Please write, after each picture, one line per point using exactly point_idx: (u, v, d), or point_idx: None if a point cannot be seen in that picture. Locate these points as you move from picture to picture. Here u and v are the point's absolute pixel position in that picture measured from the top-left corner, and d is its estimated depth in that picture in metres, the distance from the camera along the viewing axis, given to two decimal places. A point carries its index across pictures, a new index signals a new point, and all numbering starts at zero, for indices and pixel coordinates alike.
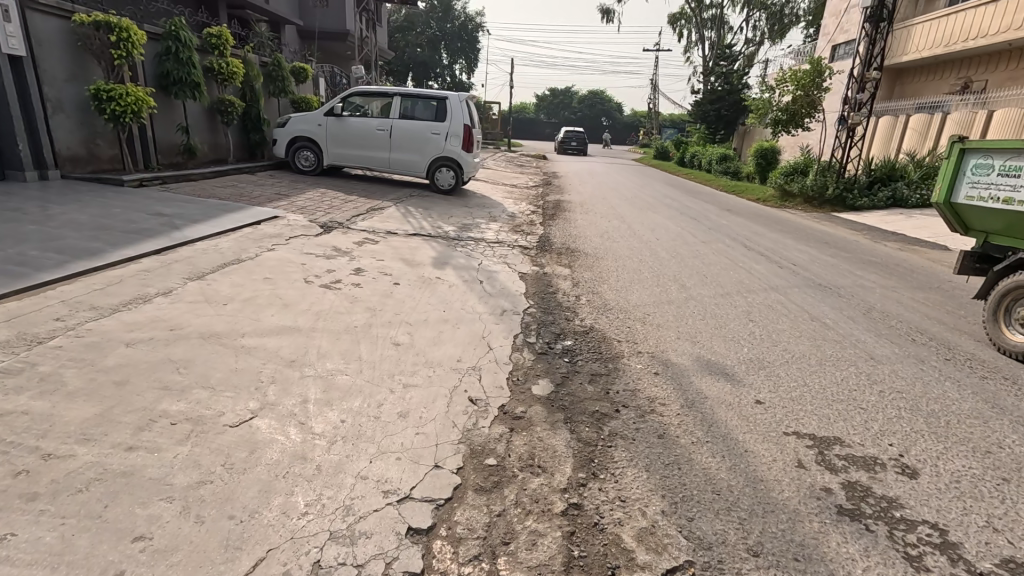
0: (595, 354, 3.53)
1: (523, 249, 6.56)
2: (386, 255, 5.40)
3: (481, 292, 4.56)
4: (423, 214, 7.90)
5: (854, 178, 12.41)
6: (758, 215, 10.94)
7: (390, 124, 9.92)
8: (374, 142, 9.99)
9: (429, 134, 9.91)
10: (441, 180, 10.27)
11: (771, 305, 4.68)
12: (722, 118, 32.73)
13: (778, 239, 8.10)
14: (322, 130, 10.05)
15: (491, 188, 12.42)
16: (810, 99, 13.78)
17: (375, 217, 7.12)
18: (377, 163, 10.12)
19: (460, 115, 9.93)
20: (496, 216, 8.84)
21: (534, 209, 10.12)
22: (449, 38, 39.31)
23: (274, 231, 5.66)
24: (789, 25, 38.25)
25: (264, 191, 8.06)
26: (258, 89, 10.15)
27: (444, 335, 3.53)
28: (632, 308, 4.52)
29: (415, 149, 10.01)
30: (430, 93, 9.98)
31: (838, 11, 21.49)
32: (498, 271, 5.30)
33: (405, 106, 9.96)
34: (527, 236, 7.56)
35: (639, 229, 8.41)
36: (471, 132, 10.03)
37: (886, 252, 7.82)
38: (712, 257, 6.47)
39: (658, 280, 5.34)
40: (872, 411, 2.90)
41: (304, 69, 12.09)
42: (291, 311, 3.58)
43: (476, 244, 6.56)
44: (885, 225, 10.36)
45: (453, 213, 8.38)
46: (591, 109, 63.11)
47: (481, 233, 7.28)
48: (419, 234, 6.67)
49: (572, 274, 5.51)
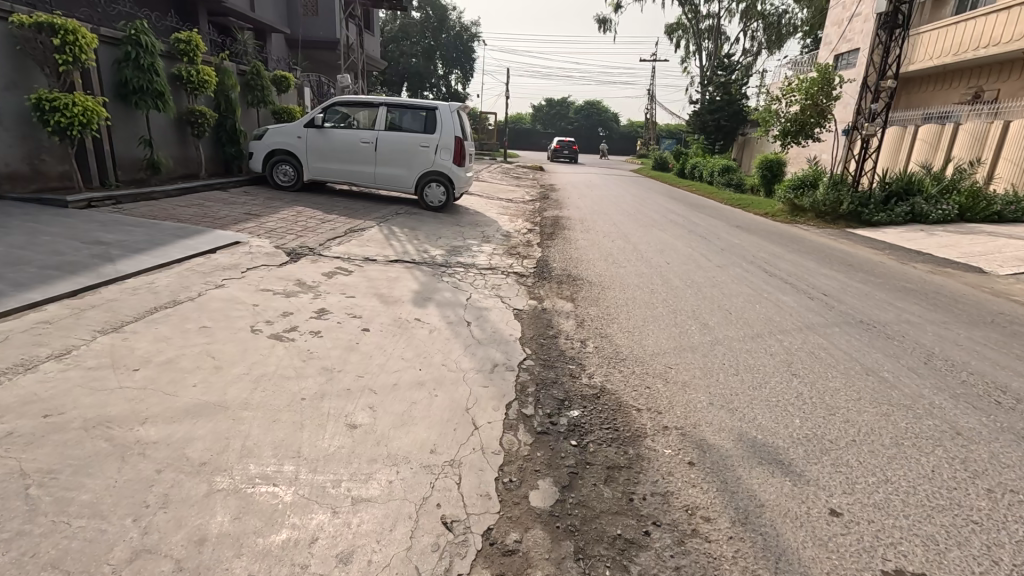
0: (610, 432, 2.77)
1: (518, 276, 5.83)
2: (358, 289, 4.64)
3: (468, 340, 3.79)
4: (408, 236, 7.14)
5: (868, 192, 11.73)
6: (771, 233, 10.26)
7: (376, 136, 9.22)
8: (359, 155, 9.28)
9: (417, 147, 9.22)
10: (430, 197, 9.53)
11: (813, 352, 3.95)
12: (722, 129, 32.23)
13: (799, 262, 7.37)
14: (302, 142, 9.32)
15: (485, 203, 11.68)
16: (818, 108, 13.12)
17: (353, 241, 6.37)
18: (361, 178, 9.40)
19: (450, 127, 9.27)
20: (490, 236, 8.10)
21: (530, 226, 9.42)
22: (444, 48, 38.88)
23: (231, 260, 4.90)
24: (787, 36, 38.01)
25: (233, 210, 7.32)
26: (233, 98, 9.45)
27: (416, 410, 2.76)
28: (648, 358, 3.76)
29: (402, 163, 9.30)
30: (419, 104, 9.31)
31: (841, 20, 21.05)
32: (490, 309, 4.54)
33: (392, 117, 9.29)
34: (523, 260, 6.80)
35: (645, 250, 7.67)
36: (463, 145, 9.34)
37: (919, 276, 7.09)
38: (732, 286, 5.75)
39: (675, 318, 4.59)
40: (991, 529, 2.14)
41: (286, 79, 11.40)
42: (221, 378, 2.81)
43: (465, 272, 5.80)
44: (907, 243, 9.65)
45: (442, 234, 7.63)
46: (587, 120, 62.84)
47: (471, 258, 6.51)
48: (401, 261, 5.89)
49: (575, 310, 4.77)
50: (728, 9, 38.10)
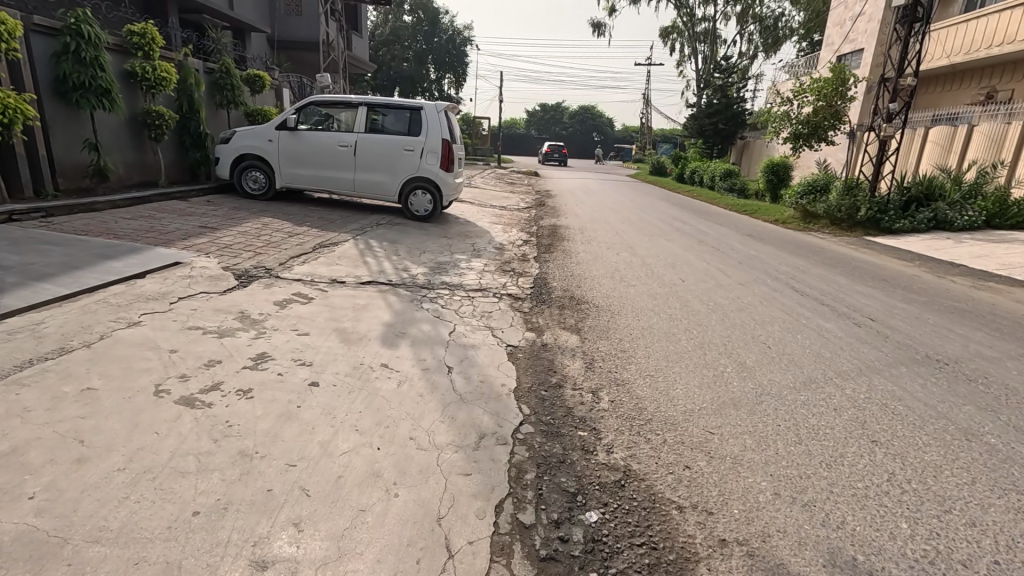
0: (645, 556, 1.91)
1: (512, 300, 4.98)
2: (316, 324, 3.76)
3: (446, 396, 2.93)
4: (387, 252, 6.28)
5: (886, 198, 10.98)
6: (786, 243, 9.47)
7: (356, 139, 8.38)
8: (337, 160, 8.42)
9: (401, 151, 8.39)
10: (415, 205, 8.68)
11: (886, 405, 3.11)
12: (720, 132, 31.58)
13: (828, 278, 6.55)
14: (273, 146, 8.45)
15: (476, 211, 10.83)
16: (833, 111, 12.46)
17: (321, 258, 5.50)
18: (340, 185, 8.55)
19: (437, 128, 8.45)
20: (481, 249, 7.24)
21: (526, 237, 8.58)
22: (436, 52, 38.23)
23: (163, 287, 4.03)
24: (783, 38, 37.52)
25: (188, 222, 6.45)
26: (197, 98, 8.59)
27: (363, 526, 1.89)
28: (679, 418, 2.91)
29: (385, 168, 8.46)
30: (403, 104, 8.47)
31: (843, 20, 20.46)
32: (476, 348, 3.68)
33: (374, 119, 8.46)
34: (517, 277, 5.95)
35: (655, 264, 6.84)
36: (451, 148, 8.52)
37: (964, 293, 6.28)
38: (762, 310, 4.92)
39: (705, 357, 3.75)
40: None
41: (261, 77, 10.54)
42: (80, 481, 1.93)
43: (449, 295, 4.93)
44: (936, 252, 8.87)
45: (427, 248, 6.77)
46: (582, 125, 62.36)
47: (458, 277, 5.65)
48: (376, 282, 5.04)
49: (581, 345, 3.93)
50: (724, 12, 37.61)
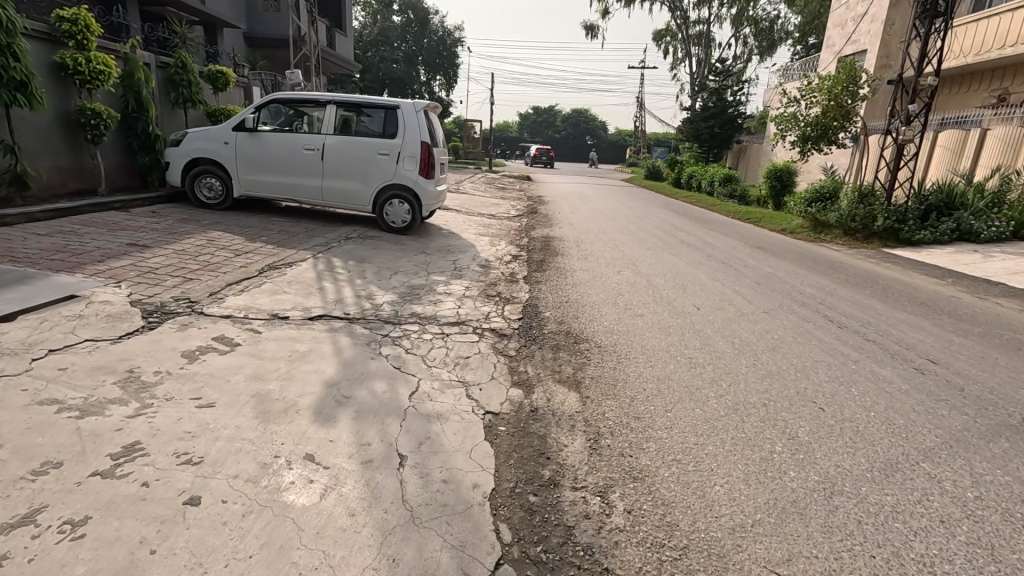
0: None
1: (496, 339, 4.08)
2: (229, 387, 2.83)
3: (389, 517, 2.02)
4: (350, 274, 5.36)
5: (904, 206, 10.18)
6: (801, 257, 8.64)
7: (325, 141, 7.46)
8: (303, 165, 7.50)
9: (374, 155, 7.48)
10: (391, 216, 7.75)
11: (1010, 515, 2.23)
12: (716, 136, 30.91)
13: (860, 301, 5.71)
14: (230, 149, 7.49)
15: (462, 221, 9.92)
16: (843, 109, 11.56)
17: (266, 285, 4.57)
18: (307, 193, 7.61)
19: (415, 129, 7.55)
20: (463, 268, 6.33)
21: (516, 252, 7.69)
22: (426, 53, 37.31)
23: (36, 333, 3.10)
24: (778, 41, 36.94)
25: (116, 238, 5.49)
26: (145, 95, 7.62)
27: None
28: (728, 547, 2.01)
29: (357, 174, 7.54)
30: (378, 102, 7.57)
31: (845, 21, 19.84)
32: (442, 421, 2.76)
33: (345, 119, 7.57)
34: (502, 305, 5.05)
35: (663, 285, 5.96)
36: (432, 152, 7.62)
37: (1019, 320, 5.44)
38: (799, 351, 4.05)
39: (745, 431, 2.85)
40: None
41: (225, 74, 9.56)
42: None
43: (418, 333, 4.01)
44: (966, 267, 8.06)
45: (400, 268, 5.84)
46: (575, 128, 61.70)
47: (432, 307, 4.72)
48: (329, 317, 4.11)
49: (582, 409, 3.04)
50: (718, 14, 37.00)
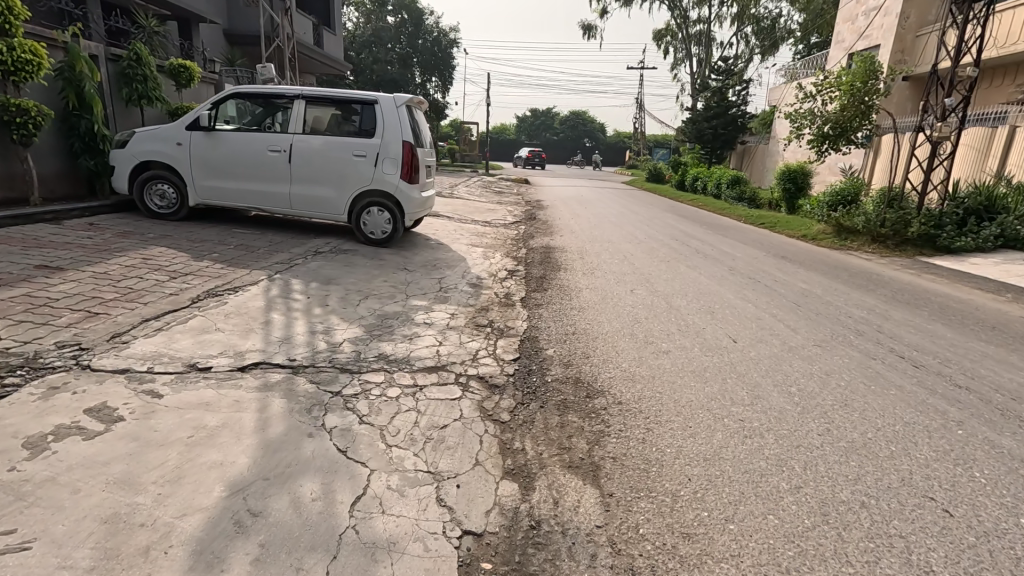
0: None
1: (485, 393, 3.14)
2: (74, 504, 1.87)
3: None
4: (310, 300, 4.42)
5: (939, 211, 9.27)
6: (832, 268, 7.71)
7: (293, 142, 6.52)
8: (268, 169, 6.55)
9: (349, 157, 6.55)
10: (370, 226, 6.80)
11: None
12: (719, 137, 30.05)
13: (925, 328, 4.77)
14: (184, 151, 6.55)
15: (454, 230, 8.98)
16: (863, 106, 10.42)
17: (195, 319, 3.62)
18: (273, 201, 6.66)
19: (396, 127, 6.61)
20: (450, 288, 5.39)
21: (512, 266, 6.75)
22: (420, 54, 36.48)
23: None
24: (780, 40, 36.09)
25: (26, 257, 4.53)
26: (88, 90, 6.70)
27: None
28: None
29: (330, 179, 6.60)
30: (352, 97, 6.64)
31: (855, 17, 19.03)
32: (394, 557, 1.80)
33: (315, 116, 6.64)
34: (493, 339, 4.10)
35: (686, 309, 5.02)
36: (415, 153, 6.69)
37: None
38: (879, 407, 3.10)
39: (852, 563, 1.90)
40: None
41: (189, 68, 8.61)
42: None
43: (382, 388, 3.06)
44: (1021, 278, 7.14)
45: (373, 291, 4.90)
46: (573, 130, 60.90)
47: (406, 345, 3.78)
48: (266, 365, 3.17)
49: (605, 520, 2.09)
50: (719, 13, 36.25)
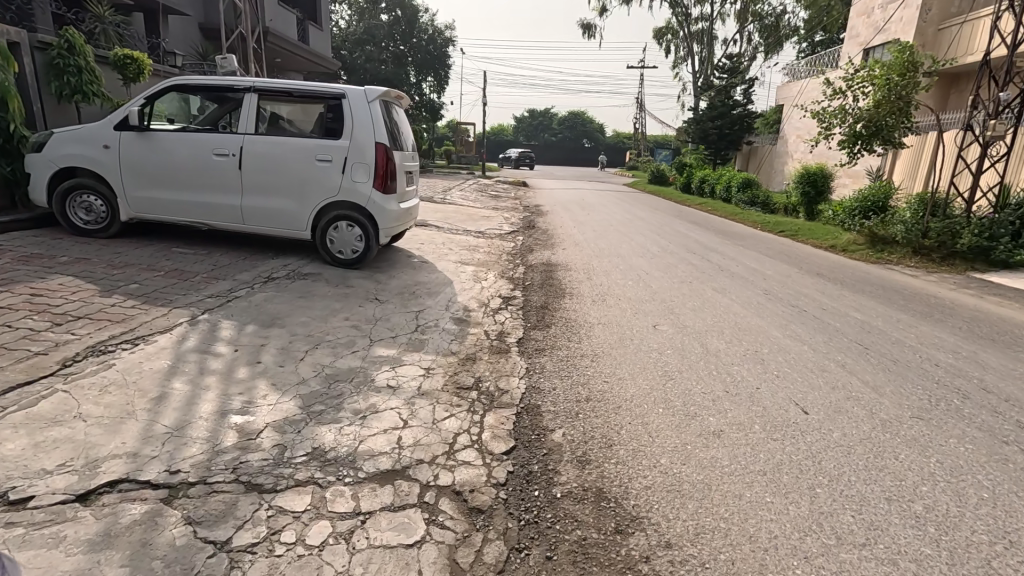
0: None
1: (465, 528, 2.07)
2: None
3: None
4: (238, 354, 3.33)
5: (990, 219, 8.23)
6: (879, 287, 6.66)
7: (243, 145, 5.44)
8: (214, 176, 5.48)
9: (310, 161, 5.46)
10: (337, 243, 5.70)
11: None
12: (724, 138, 29.02)
13: None
14: (113, 155, 5.47)
15: (442, 244, 7.90)
16: (900, 103, 9.38)
17: (48, 401, 2.53)
18: (222, 214, 5.58)
19: (367, 125, 5.51)
20: (428, 327, 4.30)
21: (509, 292, 5.67)
22: (415, 53, 35.44)
23: None
24: (784, 37, 35.10)
25: None
26: (6, 85, 5.60)
27: None
28: None
29: (289, 188, 5.52)
30: (315, 91, 5.54)
31: (871, 9, 17.99)
32: None
33: (271, 114, 5.56)
34: (479, 412, 3.01)
35: (728, 357, 3.93)
36: (391, 157, 5.60)
37: None
38: None
39: None
40: None
41: (137, 60, 7.52)
42: None
43: (301, 529, 1.98)
44: None
45: (327, 336, 3.81)
46: (572, 131, 59.85)
47: (357, 429, 2.69)
48: (126, 487, 2.07)
49: None
50: (722, 10, 35.25)
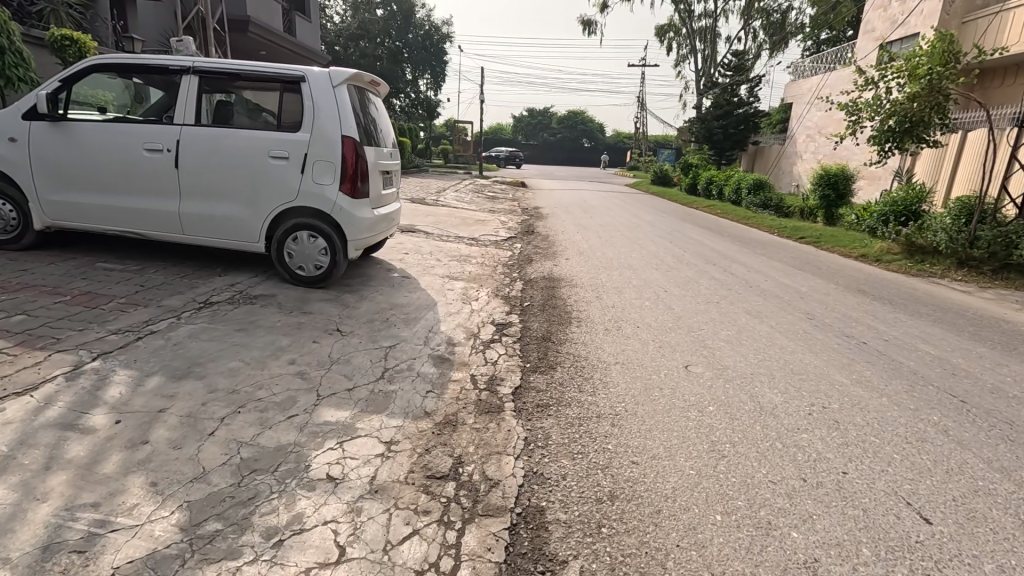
0: None
1: None
2: None
3: None
4: (119, 427, 2.37)
5: None
6: (937, 308, 5.73)
7: (180, 136, 4.49)
8: (145, 175, 4.53)
9: (261, 157, 4.49)
10: (296, 257, 4.72)
11: None
12: (729, 137, 28.11)
13: None
14: (26, 149, 4.55)
15: (430, 254, 6.94)
16: (942, 95, 8.36)
17: None
18: (155, 221, 4.62)
19: (331, 114, 4.53)
20: (398, 371, 3.35)
21: (504, 317, 4.71)
22: (411, 49, 34.43)
23: None
24: (789, 35, 34.20)
25: None
26: None
27: None
28: None
29: (235, 190, 4.55)
30: (269, 73, 4.58)
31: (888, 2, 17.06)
32: None
33: (216, 98, 4.58)
34: (455, 526, 2.05)
35: (790, 419, 2.98)
36: (361, 153, 4.62)
37: None
38: None
39: None
40: None
41: (77, 41, 6.55)
42: None
43: None
44: None
45: (259, 392, 2.85)
46: (571, 131, 58.91)
47: (261, 573, 1.74)
48: None
49: None
50: (726, 7, 34.31)
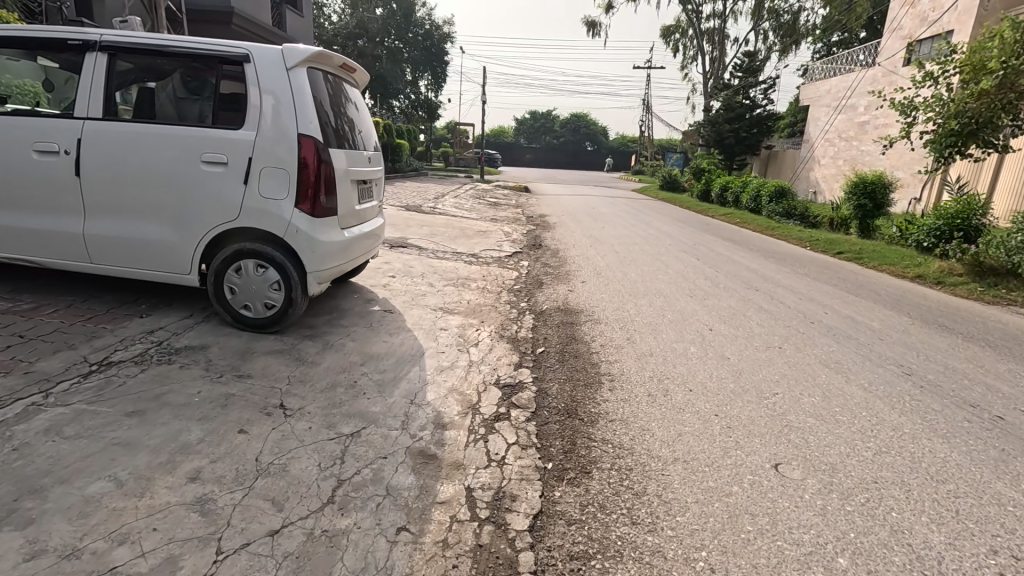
0: None
1: None
2: None
3: None
4: None
5: None
6: None
7: (82, 133, 3.39)
8: (37, 184, 3.44)
9: (189, 160, 3.38)
10: (241, 292, 3.59)
11: None
12: (741, 141, 26.99)
13: None
14: None
15: (422, 277, 5.81)
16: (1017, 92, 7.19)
17: None
18: (51, 244, 3.52)
19: (284, 104, 3.42)
20: (357, 488, 2.22)
21: (512, 373, 3.58)
22: (411, 49, 33.38)
23: None
24: (801, 36, 33.02)
25: None
26: None
27: None
28: None
29: (154, 204, 3.44)
30: (202, 50, 3.46)
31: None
32: None
33: (135, 83, 3.48)
34: None
35: None
36: (326, 158, 3.49)
37: None
38: None
39: None
40: None
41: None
42: None
43: None
44: None
45: (117, 553, 1.73)
46: (574, 134, 57.86)
47: None
48: None
49: None
50: (736, 7, 33.20)
